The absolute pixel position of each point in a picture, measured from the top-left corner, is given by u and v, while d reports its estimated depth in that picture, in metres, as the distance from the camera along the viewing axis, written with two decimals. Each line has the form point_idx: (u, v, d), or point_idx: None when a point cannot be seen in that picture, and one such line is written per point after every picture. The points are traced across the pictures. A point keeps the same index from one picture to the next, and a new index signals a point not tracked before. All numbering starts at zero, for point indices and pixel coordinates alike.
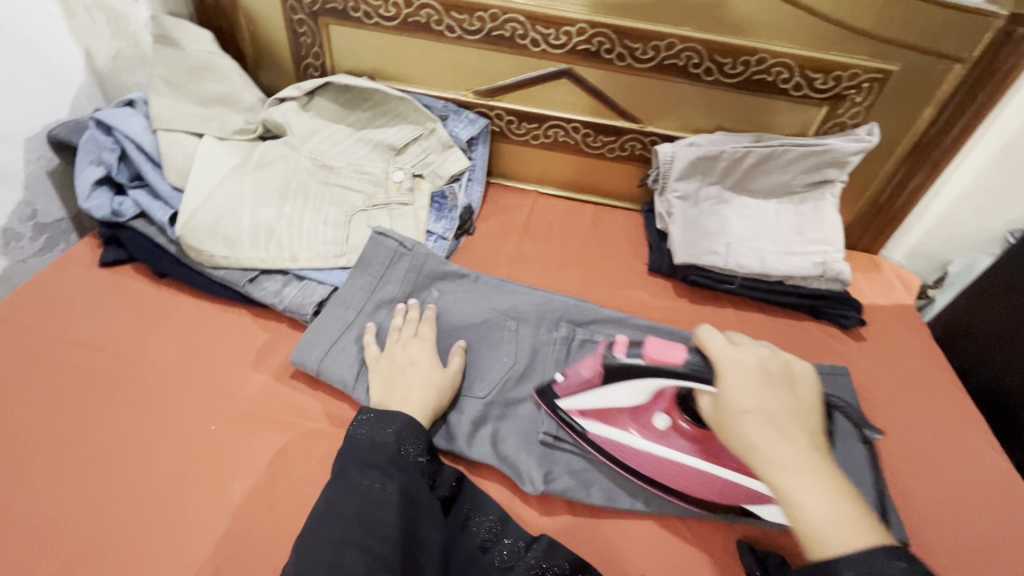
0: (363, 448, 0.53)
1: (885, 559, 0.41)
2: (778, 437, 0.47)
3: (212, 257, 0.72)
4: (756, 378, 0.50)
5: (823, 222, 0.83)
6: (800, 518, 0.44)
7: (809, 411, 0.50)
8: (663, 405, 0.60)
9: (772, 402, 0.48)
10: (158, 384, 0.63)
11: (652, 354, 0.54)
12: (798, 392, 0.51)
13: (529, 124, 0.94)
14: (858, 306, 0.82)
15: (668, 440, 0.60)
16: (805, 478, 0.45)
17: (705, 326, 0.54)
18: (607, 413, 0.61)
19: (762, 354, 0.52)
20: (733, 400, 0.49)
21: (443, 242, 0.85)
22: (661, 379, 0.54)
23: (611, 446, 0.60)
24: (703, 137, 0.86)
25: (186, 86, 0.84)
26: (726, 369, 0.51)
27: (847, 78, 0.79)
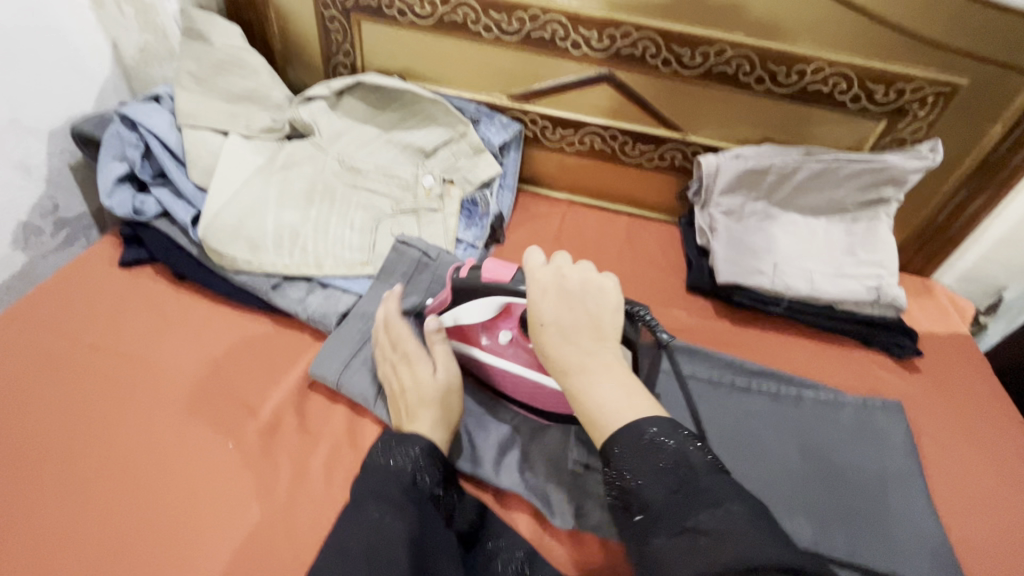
0: (373, 477, 0.49)
1: (638, 433, 0.43)
2: (569, 344, 0.48)
3: (235, 261, 0.69)
4: (553, 295, 0.49)
5: (877, 242, 0.78)
6: (583, 404, 0.47)
7: (606, 315, 0.49)
8: (512, 324, 0.57)
9: (571, 314, 0.49)
10: (175, 393, 0.60)
11: (490, 274, 0.54)
12: (596, 303, 0.49)
13: (564, 129, 0.90)
14: (914, 336, 0.76)
15: (509, 354, 0.58)
16: (588, 377, 0.47)
17: (533, 250, 0.54)
18: (465, 334, 0.60)
19: (560, 270, 0.51)
20: (536, 317, 0.49)
21: (473, 251, 0.81)
22: (500, 297, 0.54)
23: (475, 365, 0.61)
24: (750, 148, 0.81)
25: (213, 82, 0.81)
26: (530, 291, 0.50)
27: (911, 91, 0.74)
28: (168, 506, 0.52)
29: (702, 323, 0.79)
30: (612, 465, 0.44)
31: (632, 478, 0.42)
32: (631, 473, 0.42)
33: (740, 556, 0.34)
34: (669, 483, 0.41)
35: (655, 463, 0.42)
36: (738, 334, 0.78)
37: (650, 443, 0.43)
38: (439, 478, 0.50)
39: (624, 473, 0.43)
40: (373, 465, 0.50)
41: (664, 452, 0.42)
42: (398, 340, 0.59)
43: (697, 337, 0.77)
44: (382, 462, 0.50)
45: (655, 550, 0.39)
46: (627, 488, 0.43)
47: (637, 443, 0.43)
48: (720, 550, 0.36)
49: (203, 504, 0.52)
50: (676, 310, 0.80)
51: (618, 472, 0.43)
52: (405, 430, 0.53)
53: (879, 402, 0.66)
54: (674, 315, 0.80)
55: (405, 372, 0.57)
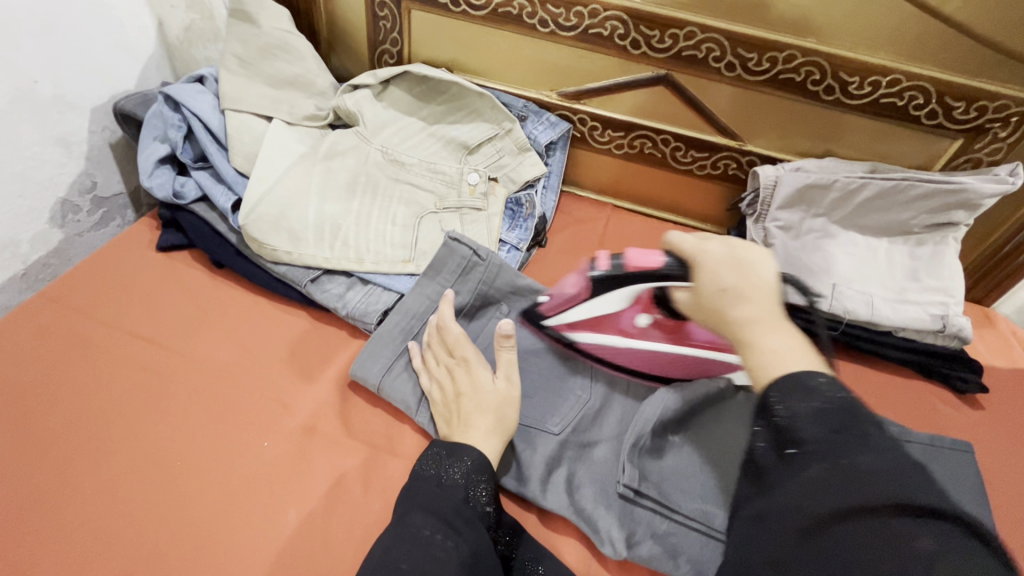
0: (425, 489, 0.47)
1: (810, 381, 0.40)
2: (741, 302, 0.46)
3: (274, 251, 0.67)
4: (726, 262, 0.48)
5: (942, 269, 0.73)
6: (755, 357, 0.44)
7: (771, 284, 0.47)
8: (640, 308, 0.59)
9: (749, 279, 0.47)
10: (211, 386, 0.58)
11: (634, 260, 0.56)
12: (761, 268, 0.47)
13: (614, 131, 0.86)
14: (979, 369, 0.72)
15: (646, 335, 0.60)
16: (762, 333, 0.44)
17: (675, 232, 0.52)
18: (595, 322, 0.61)
19: (731, 243, 0.49)
20: (710, 282, 0.47)
21: (517, 253, 0.78)
22: (639, 283, 0.57)
23: (603, 351, 0.61)
24: (811, 162, 0.78)
25: (258, 65, 0.79)
26: (699, 259, 0.49)
27: (994, 110, 0.69)
28: (204, 506, 0.50)
29: None
30: (775, 409, 0.41)
31: (787, 413, 0.40)
32: (789, 411, 0.40)
33: (896, 499, 0.34)
34: (831, 423, 0.39)
35: (821, 406, 0.39)
36: None
37: (818, 387, 0.40)
38: (490, 494, 0.49)
39: (784, 409, 0.40)
40: (426, 475, 0.48)
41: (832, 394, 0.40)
42: (455, 344, 0.57)
43: None
44: (435, 473, 0.48)
45: (801, 480, 0.37)
46: (782, 424, 0.40)
47: (802, 386, 0.40)
48: (878, 489, 0.34)
49: (239, 506, 0.50)
50: None
51: (779, 411, 0.40)
52: (455, 440, 0.51)
53: (948, 440, 0.62)
54: None
55: (462, 378, 0.55)
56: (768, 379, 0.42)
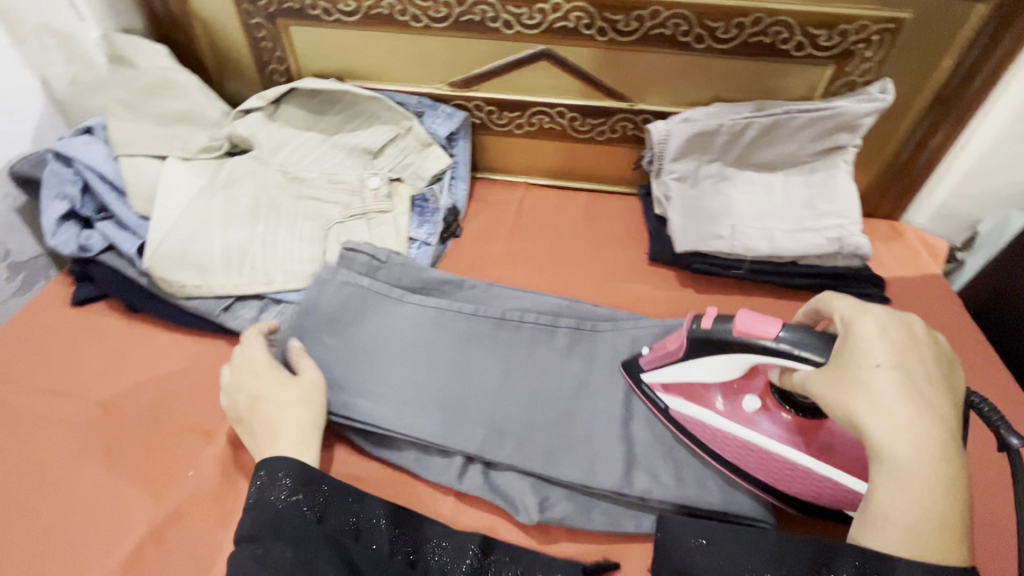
0: (264, 518, 0.47)
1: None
2: (912, 403, 0.40)
3: (183, 287, 0.69)
4: (893, 337, 0.43)
5: (835, 192, 0.76)
6: (898, 503, 0.38)
7: (955, 386, 0.43)
8: (759, 389, 0.55)
9: (913, 367, 0.42)
10: (134, 427, 0.60)
11: (749, 328, 0.49)
12: (944, 380, 0.42)
13: (510, 112, 0.88)
14: (880, 283, 0.76)
15: (757, 424, 0.54)
16: (943, 465, 0.38)
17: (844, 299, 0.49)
18: (692, 392, 0.56)
19: (875, 312, 0.46)
20: (866, 354, 0.43)
21: (427, 248, 0.79)
22: (757, 355, 0.50)
23: (691, 424, 0.56)
24: (699, 110, 0.79)
25: (145, 106, 0.80)
26: (864, 329, 0.44)
27: (854, 32, 0.72)
28: (129, 543, 0.52)
29: (667, 294, 0.77)
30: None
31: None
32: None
33: None
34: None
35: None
36: (704, 301, 0.77)
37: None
38: (320, 501, 0.49)
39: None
40: (266, 503, 0.48)
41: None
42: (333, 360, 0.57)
43: (662, 309, 0.76)
44: (276, 501, 0.48)
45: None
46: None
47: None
48: None
49: (169, 534, 0.52)
50: (639, 284, 0.78)
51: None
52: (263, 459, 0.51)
53: None
54: (638, 290, 0.78)
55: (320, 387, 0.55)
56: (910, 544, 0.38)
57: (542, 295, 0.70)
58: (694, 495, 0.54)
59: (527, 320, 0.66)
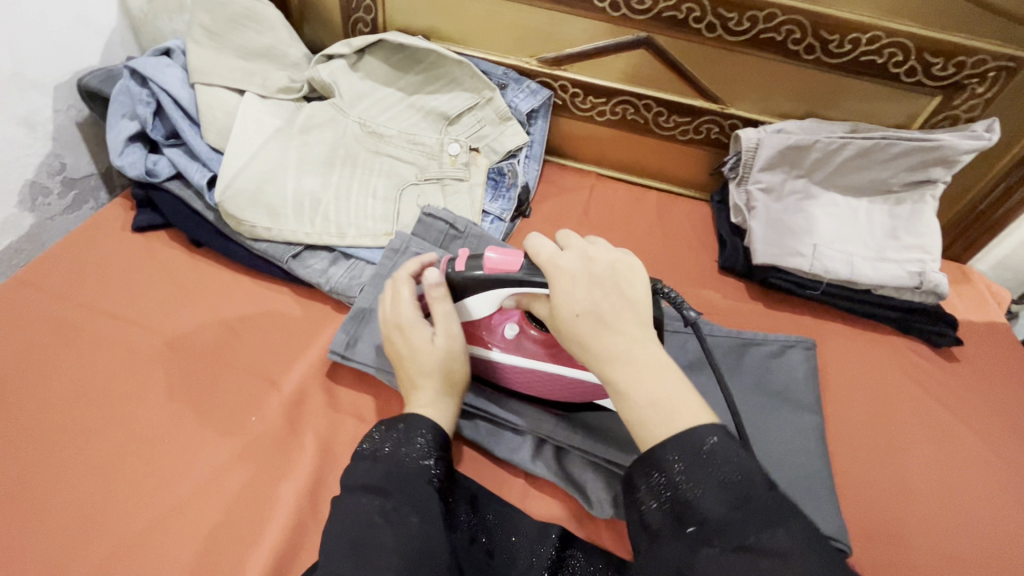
0: (388, 470, 0.46)
1: (699, 435, 0.38)
2: (605, 332, 0.41)
3: (254, 228, 0.66)
4: (581, 278, 0.43)
5: (920, 226, 0.75)
6: (632, 410, 0.40)
7: (639, 301, 0.43)
8: (512, 316, 0.53)
9: (605, 298, 0.42)
10: (196, 364, 0.58)
11: (491, 264, 0.48)
12: (620, 296, 0.43)
13: (596, 98, 0.85)
14: (954, 323, 0.74)
15: (519, 347, 0.54)
16: (643, 362, 0.41)
17: (535, 236, 0.46)
18: (471, 336, 0.56)
19: (584, 255, 0.45)
20: (564, 304, 0.43)
21: (500, 224, 0.77)
22: (502, 290, 0.49)
23: (487, 368, 0.56)
24: (793, 123, 0.78)
25: (228, 37, 0.77)
26: (551, 275, 0.44)
27: (971, 65, 0.70)
28: (194, 481, 0.50)
29: (737, 306, 0.76)
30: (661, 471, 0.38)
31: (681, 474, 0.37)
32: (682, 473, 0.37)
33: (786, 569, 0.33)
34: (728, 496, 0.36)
35: (727, 474, 0.36)
36: (774, 318, 0.75)
37: (713, 454, 0.37)
38: (442, 471, 0.48)
39: (678, 479, 0.37)
40: (396, 455, 0.47)
41: (728, 463, 0.37)
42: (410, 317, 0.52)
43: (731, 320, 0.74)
44: (407, 453, 0.47)
45: (695, 561, 0.35)
46: (678, 497, 0.37)
47: (688, 448, 0.37)
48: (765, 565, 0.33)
49: (231, 478, 0.51)
50: (709, 291, 0.77)
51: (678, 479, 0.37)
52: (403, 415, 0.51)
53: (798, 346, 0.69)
54: (707, 297, 0.76)
55: (399, 341, 0.52)
56: (650, 440, 0.39)
57: None
58: None
59: None
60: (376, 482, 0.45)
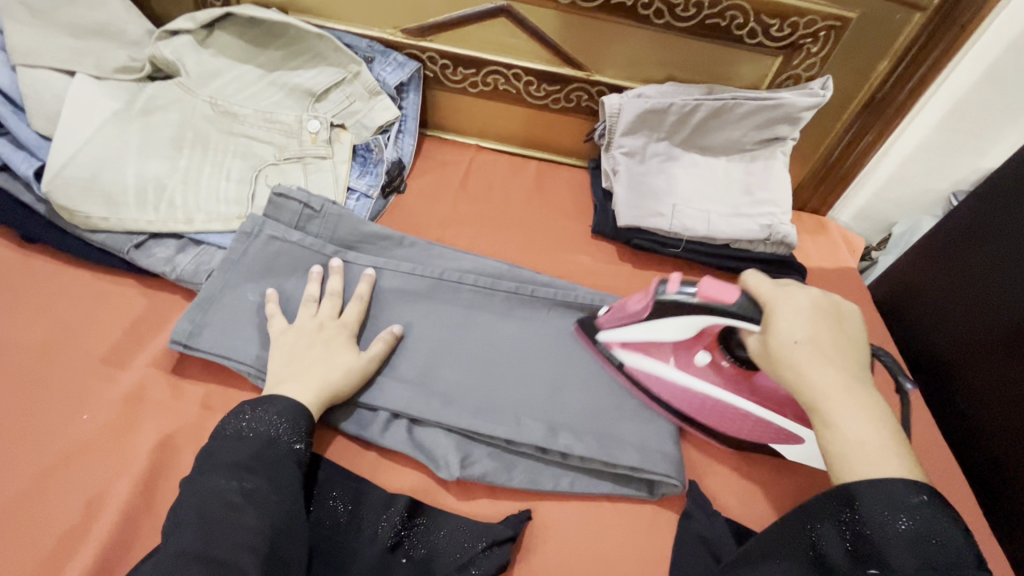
0: (257, 449, 0.48)
1: (907, 492, 0.40)
2: (826, 365, 0.45)
3: (88, 218, 0.62)
4: (806, 311, 0.47)
5: (771, 182, 0.80)
6: (839, 445, 0.43)
7: (860, 344, 0.49)
8: (706, 343, 0.58)
9: (822, 334, 0.46)
10: (21, 366, 0.54)
11: (709, 292, 0.51)
12: (845, 328, 0.48)
13: (465, 69, 0.84)
14: (801, 270, 0.80)
15: (704, 372, 0.58)
16: (855, 398, 0.44)
17: (750, 273, 0.52)
18: (646, 347, 0.59)
19: (810, 291, 0.49)
20: (783, 331, 0.46)
21: (367, 201, 0.76)
22: (706, 318, 0.53)
23: (644, 377, 0.59)
24: (652, 88, 0.80)
25: (53, 13, 0.71)
26: (777, 306, 0.48)
27: (804, 25, 0.74)
28: (13, 488, 0.48)
29: (607, 268, 0.79)
30: (856, 512, 0.41)
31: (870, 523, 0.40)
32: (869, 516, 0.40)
33: None
34: (916, 552, 0.39)
35: (941, 534, 0.39)
36: (641, 277, 0.79)
37: (922, 510, 0.40)
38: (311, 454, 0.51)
39: (871, 530, 0.40)
40: (264, 435, 0.48)
41: (933, 527, 0.39)
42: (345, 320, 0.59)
43: (601, 282, 0.77)
44: (275, 435, 0.49)
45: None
46: (866, 546, 0.40)
47: (899, 505, 0.40)
48: None
49: (56, 481, 0.48)
50: (581, 256, 0.79)
51: (864, 521, 0.40)
52: (264, 393, 0.52)
53: None
54: (579, 261, 0.79)
55: (327, 331, 0.57)
56: (856, 480, 0.41)
57: (483, 257, 0.68)
58: (604, 452, 0.54)
59: (466, 281, 0.64)
60: (243, 461, 0.47)
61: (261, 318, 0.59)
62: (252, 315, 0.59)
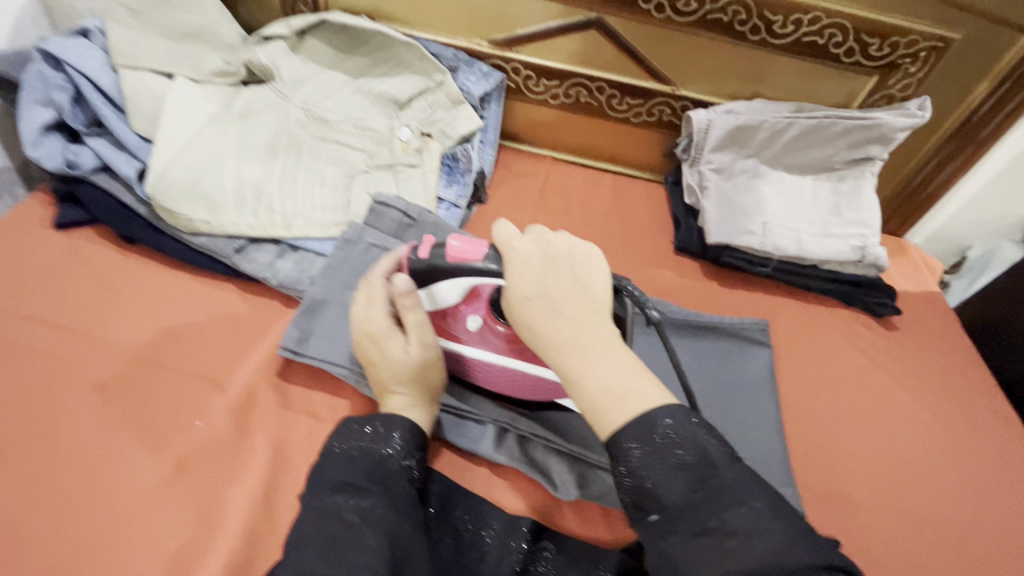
0: (369, 469, 0.45)
1: (654, 419, 0.38)
2: (560, 319, 0.41)
3: (191, 221, 0.62)
4: (536, 262, 0.43)
5: (861, 203, 0.78)
6: (586, 401, 0.39)
7: (602, 287, 0.43)
8: (479, 307, 0.52)
9: (554, 282, 0.42)
10: (133, 369, 0.54)
11: (454, 254, 0.46)
12: (582, 276, 0.43)
13: (549, 80, 0.84)
14: (893, 295, 0.78)
15: (483, 339, 0.53)
16: (596, 346, 0.40)
17: (504, 222, 0.46)
18: (426, 320, 0.54)
19: (544, 238, 0.44)
20: (516, 288, 0.42)
21: (456, 211, 0.75)
22: (464, 279, 0.47)
23: (435, 349, 0.55)
24: (740, 104, 0.79)
25: (154, 17, 0.71)
26: (510, 259, 0.44)
27: (904, 46, 0.73)
28: (134, 494, 0.47)
29: (692, 285, 0.77)
30: (624, 461, 0.38)
31: (642, 459, 0.37)
32: (640, 452, 0.37)
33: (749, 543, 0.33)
34: (688, 480, 0.36)
35: (688, 457, 0.37)
36: (728, 296, 0.77)
37: (671, 436, 0.37)
38: (421, 471, 0.48)
39: (640, 471, 0.37)
40: (375, 453, 0.46)
41: (689, 444, 0.37)
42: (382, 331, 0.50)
43: (688, 299, 0.76)
44: (387, 453, 0.46)
45: (670, 550, 0.36)
46: (640, 487, 0.37)
47: (649, 439, 0.37)
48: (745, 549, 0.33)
49: (175, 487, 0.48)
50: (666, 272, 0.78)
51: (635, 466, 0.37)
52: (381, 413, 0.49)
53: (751, 321, 0.71)
54: (664, 277, 0.77)
55: (370, 349, 0.50)
56: (612, 428, 0.38)
57: None
58: None
59: None
60: (354, 481, 0.44)
61: None
62: None
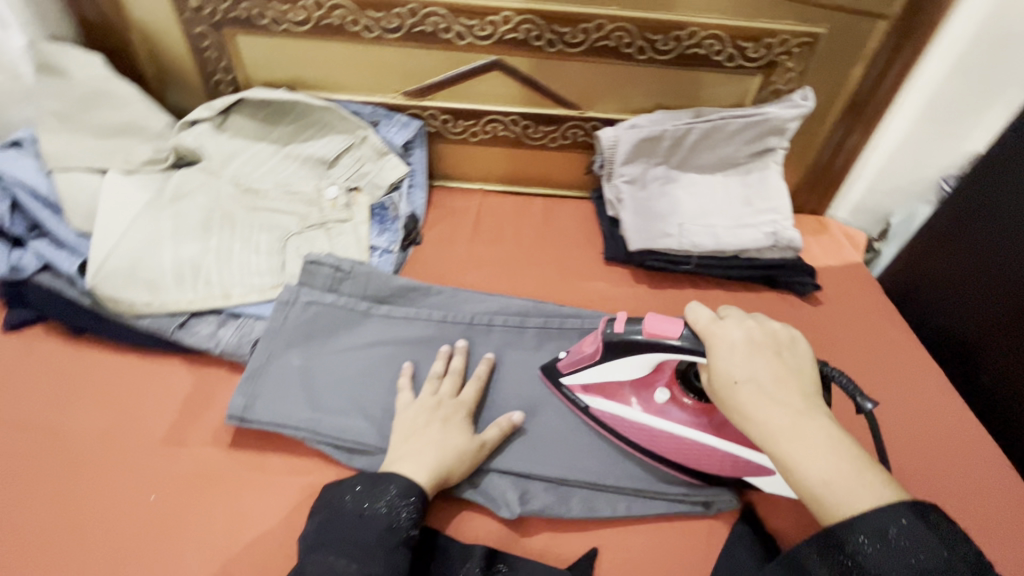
0: (376, 534, 0.48)
1: (888, 517, 0.40)
2: (773, 403, 0.46)
3: (133, 305, 0.66)
4: (742, 347, 0.49)
5: (768, 191, 0.83)
6: (806, 486, 0.44)
7: (806, 372, 0.49)
8: (665, 380, 0.59)
9: (762, 368, 0.48)
10: (87, 455, 0.57)
11: (653, 328, 0.52)
12: (788, 361, 0.49)
13: (465, 121, 0.90)
14: (812, 272, 0.83)
15: (667, 413, 0.58)
16: (809, 431, 0.45)
17: (693, 305, 0.53)
18: (608, 390, 0.59)
19: (739, 324, 0.51)
20: (724, 372, 0.48)
21: (390, 256, 0.79)
22: (659, 354, 0.53)
23: (612, 421, 0.59)
24: (644, 117, 0.84)
25: (82, 118, 0.76)
26: (712, 344, 0.50)
27: (777, 45, 0.79)
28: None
29: (625, 292, 0.81)
30: (853, 550, 0.41)
31: (869, 552, 0.40)
32: (870, 547, 0.40)
33: None
34: None
35: (925, 563, 0.39)
36: (659, 297, 0.81)
37: (907, 537, 0.40)
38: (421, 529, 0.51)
39: (868, 559, 0.40)
40: (384, 519, 0.49)
41: (920, 547, 0.39)
42: (462, 401, 0.59)
43: (621, 306, 0.80)
44: (394, 521, 0.49)
45: None
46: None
47: (883, 535, 0.40)
48: None
49: (133, 563, 0.51)
50: (599, 283, 0.82)
51: (863, 558, 0.40)
52: (379, 472, 0.53)
53: None
54: (597, 288, 0.82)
55: (448, 406, 0.58)
56: (839, 516, 0.42)
57: (509, 298, 0.71)
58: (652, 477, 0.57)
59: (496, 323, 0.68)
60: (356, 543, 0.48)
61: (307, 380, 0.62)
62: (299, 380, 0.61)
